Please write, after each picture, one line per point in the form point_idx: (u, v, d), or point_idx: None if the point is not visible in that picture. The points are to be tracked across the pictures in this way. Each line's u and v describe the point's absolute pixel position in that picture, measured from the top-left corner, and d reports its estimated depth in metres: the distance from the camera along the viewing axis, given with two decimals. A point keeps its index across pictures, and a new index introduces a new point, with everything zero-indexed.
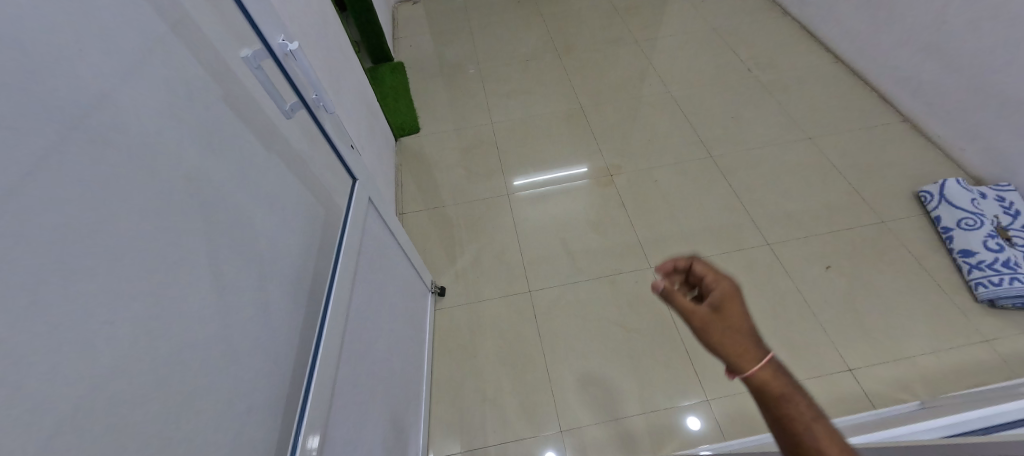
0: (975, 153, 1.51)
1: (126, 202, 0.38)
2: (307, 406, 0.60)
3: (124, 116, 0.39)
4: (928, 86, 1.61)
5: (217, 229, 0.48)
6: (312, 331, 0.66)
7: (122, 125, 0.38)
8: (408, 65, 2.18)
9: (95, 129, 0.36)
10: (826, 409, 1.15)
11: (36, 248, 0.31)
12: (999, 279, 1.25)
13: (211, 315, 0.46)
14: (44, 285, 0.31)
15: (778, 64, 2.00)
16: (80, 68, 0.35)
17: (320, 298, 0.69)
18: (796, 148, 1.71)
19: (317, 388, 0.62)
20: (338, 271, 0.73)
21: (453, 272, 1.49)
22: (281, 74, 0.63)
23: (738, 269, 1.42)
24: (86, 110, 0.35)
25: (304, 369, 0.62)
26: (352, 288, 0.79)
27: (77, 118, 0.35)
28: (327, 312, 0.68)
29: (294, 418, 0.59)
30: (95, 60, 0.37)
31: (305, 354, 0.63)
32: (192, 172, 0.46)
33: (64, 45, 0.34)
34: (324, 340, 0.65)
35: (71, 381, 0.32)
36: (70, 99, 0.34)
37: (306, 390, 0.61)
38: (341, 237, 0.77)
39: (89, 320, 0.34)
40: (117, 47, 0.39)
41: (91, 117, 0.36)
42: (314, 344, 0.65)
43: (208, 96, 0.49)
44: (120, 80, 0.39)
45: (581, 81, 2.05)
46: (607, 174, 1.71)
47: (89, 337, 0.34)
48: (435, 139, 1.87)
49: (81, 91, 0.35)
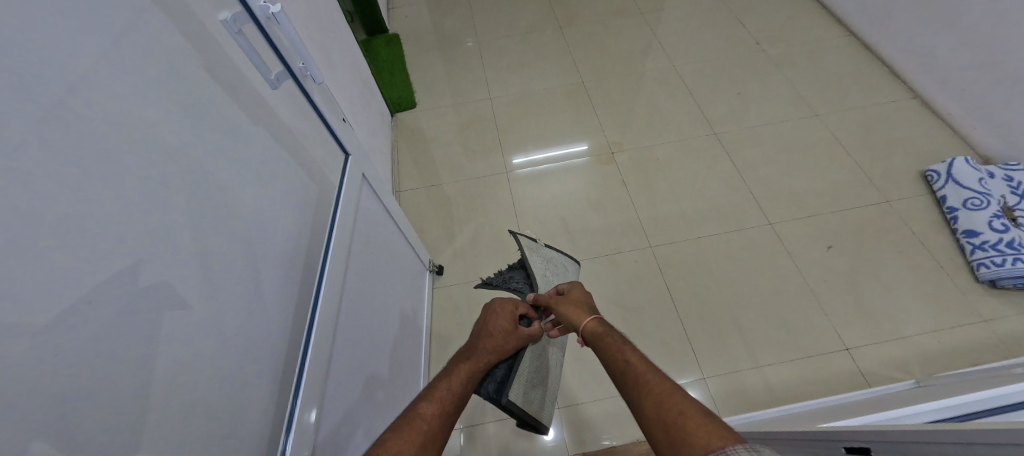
0: (986, 131, 1.48)
1: (100, 188, 0.35)
2: (304, 376, 0.60)
3: (105, 97, 0.36)
4: (942, 62, 1.56)
5: (200, 205, 0.46)
6: (308, 296, 0.66)
7: (101, 106, 0.36)
8: (404, 37, 2.10)
9: (72, 113, 0.34)
10: (822, 387, 1.16)
11: (14, 237, 0.29)
12: (1002, 260, 1.23)
13: (200, 300, 0.45)
14: (18, 275, 0.30)
15: (788, 38, 1.93)
16: (39, 34, 0.32)
17: (317, 258, 0.69)
18: (801, 126, 1.67)
19: (313, 360, 0.63)
20: (335, 234, 0.73)
21: (451, 251, 1.47)
22: (265, 40, 0.59)
23: (738, 249, 1.41)
24: (65, 82, 0.33)
25: (298, 347, 0.61)
26: (348, 258, 0.79)
27: (49, 94, 0.32)
28: (324, 274, 0.69)
29: (291, 388, 0.59)
30: (70, 32, 0.34)
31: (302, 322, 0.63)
32: (175, 146, 0.43)
33: (35, 20, 0.32)
34: (320, 306, 0.66)
35: (41, 371, 0.30)
36: (39, 81, 0.32)
37: (302, 359, 0.61)
38: (337, 197, 0.78)
39: (57, 306, 0.32)
40: (93, 19, 0.36)
41: (67, 103, 0.33)
42: (311, 308, 0.66)
43: (186, 64, 0.46)
44: (86, 48, 0.35)
45: (583, 54, 1.98)
46: (608, 151, 1.68)
47: (57, 322, 0.32)
48: (433, 115, 1.82)
49: (52, 73, 0.32)
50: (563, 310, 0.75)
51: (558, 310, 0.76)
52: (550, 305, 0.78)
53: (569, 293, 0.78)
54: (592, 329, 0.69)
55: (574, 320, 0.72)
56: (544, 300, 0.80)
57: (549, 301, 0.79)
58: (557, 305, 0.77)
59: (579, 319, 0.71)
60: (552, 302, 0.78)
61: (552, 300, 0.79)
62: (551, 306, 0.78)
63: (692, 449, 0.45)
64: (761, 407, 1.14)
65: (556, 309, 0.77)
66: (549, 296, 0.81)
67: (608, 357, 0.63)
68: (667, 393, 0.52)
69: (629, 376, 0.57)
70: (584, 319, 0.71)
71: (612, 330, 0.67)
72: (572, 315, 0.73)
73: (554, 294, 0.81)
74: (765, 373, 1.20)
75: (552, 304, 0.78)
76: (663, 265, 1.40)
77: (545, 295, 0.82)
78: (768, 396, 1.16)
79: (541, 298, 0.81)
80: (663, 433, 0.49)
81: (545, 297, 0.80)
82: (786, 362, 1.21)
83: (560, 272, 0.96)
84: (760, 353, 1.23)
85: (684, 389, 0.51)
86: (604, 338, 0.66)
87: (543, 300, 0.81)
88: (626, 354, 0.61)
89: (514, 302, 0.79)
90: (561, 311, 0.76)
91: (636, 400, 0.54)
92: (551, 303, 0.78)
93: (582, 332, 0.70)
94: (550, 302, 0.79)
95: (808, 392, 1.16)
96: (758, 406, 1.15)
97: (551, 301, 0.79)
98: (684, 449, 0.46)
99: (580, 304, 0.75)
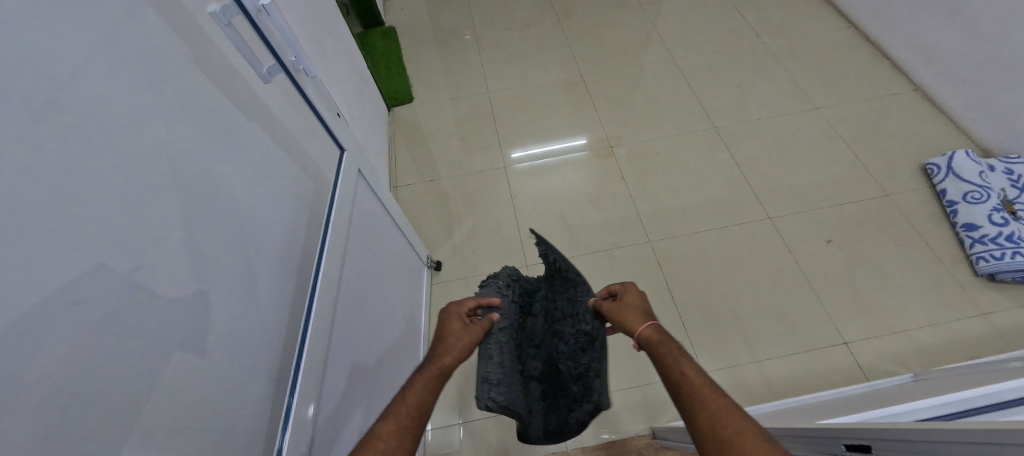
0: (987, 124, 1.47)
1: (92, 185, 0.35)
2: (304, 355, 0.61)
3: (94, 94, 0.35)
4: (943, 54, 1.55)
5: (193, 203, 0.45)
6: (309, 271, 0.67)
7: (90, 103, 0.35)
8: (400, 30, 2.07)
9: (63, 112, 0.33)
10: (820, 380, 1.17)
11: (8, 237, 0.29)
12: (1001, 253, 1.23)
13: (193, 299, 0.44)
14: (12, 276, 0.29)
15: (789, 30, 1.91)
16: (27, 30, 0.31)
17: (317, 232, 0.71)
18: (801, 119, 1.66)
19: (314, 338, 0.63)
20: (335, 208, 0.75)
21: (450, 246, 1.47)
22: (255, 33, 0.57)
23: (738, 244, 1.41)
24: (53, 80, 0.32)
25: (298, 327, 0.62)
26: (348, 232, 0.80)
27: (37, 92, 0.31)
28: (324, 249, 0.70)
29: (291, 369, 0.59)
30: (57, 27, 0.33)
31: (302, 298, 0.64)
32: (164, 139, 0.42)
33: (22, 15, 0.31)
34: (320, 280, 0.67)
35: (31, 372, 0.30)
36: (28, 79, 0.31)
37: (302, 338, 0.62)
38: (338, 170, 0.80)
39: (45, 303, 0.31)
40: (81, 13, 0.35)
41: (56, 101, 0.32)
42: (311, 284, 0.67)
43: (175, 57, 0.44)
44: (74, 42, 0.34)
45: (582, 47, 1.96)
46: (607, 145, 1.66)
47: (46, 323, 0.31)
48: (430, 109, 1.81)
49: (40, 71, 0.31)
50: (616, 315, 0.72)
51: (612, 315, 0.73)
52: (604, 309, 0.75)
53: (624, 297, 0.74)
54: (647, 333, 0.65)
55: (628, 325, 0.69)
56: (598, 304, 0.78)
57: (603, 306, 0.76)
58: (611, 310, 0.73)
59: (634, 325, 0.68)
60: (605, 307, 0.76)
61: (607, 305, 0.76)
62: (605, 310, 0.75)
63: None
64: (760, 401, 1.15)
65: (609, 315, 0.74)
66: (603, 301, 0.78)
67: (663, 365, 0.59)
68: (724, 409, 0.49)
69: (682, 387, 0.55)
70: (640, 326, 0.67)
71: (668, 339, 0.62)
72: (627, 320, 0.69)
73: (608, 299, 0.78)
74: (764, 367, 1.20)
75: (606, 308, 0.75)
76: (662, 260, 1.39)
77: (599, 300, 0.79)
78: (766, 390, 1.16)
79: (596, 302, 0.79)
80: (717, 450, 0.47)
81: (601, 302, 0.78)
82: (784, 356, 1.21)
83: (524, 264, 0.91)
84: (758, 347, 1.23)
85: (742, 408, 0.49)
86: (659, 347, 0.62)
87: (598, 305, 0.78)
88: (682, 365, 0.57)
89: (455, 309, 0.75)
90: (614, 316, 0.72)
91: (692, 414, 0.51)
92: (604, 307, 0.75)
93: (637, 339, 0.66)
94: (603, 306, 0.76)
95: (807, 386, 1.16)
96: (757, 400, 1.15)
97: (604, 305, 0.76)
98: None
99: (636, 307, 0.71)
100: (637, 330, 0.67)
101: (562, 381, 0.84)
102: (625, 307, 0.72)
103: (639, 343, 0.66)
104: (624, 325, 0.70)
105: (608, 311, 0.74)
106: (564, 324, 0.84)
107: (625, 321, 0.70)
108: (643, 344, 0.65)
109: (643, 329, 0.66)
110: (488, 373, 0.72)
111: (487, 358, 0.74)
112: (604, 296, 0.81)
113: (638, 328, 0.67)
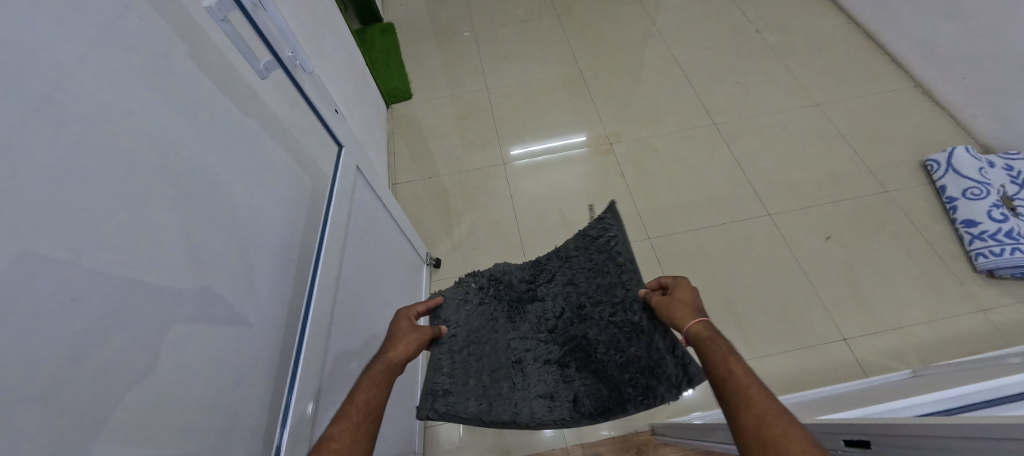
0: (986, 120, 1.47)
1: (89, 181, 0.34)
2: (304, 346, 0.61)
3: (91, 91, 0.35)
4: (943, 50, 1.54)
5: (190, 201, 0.45)
6: (309, 261, 0.67)
7: (86, 100, 0.35)
8: (399, 26, 2.06)
9: (58, 109, 0.32)
10: (819, 377, 1.17)
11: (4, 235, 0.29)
12: (1000, 250, 1.23)
13: (191, 297, 0.44)
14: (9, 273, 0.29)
15: (789, 26, 1.91)
16: (22, 26, 0.31)
17: (317, 220, 0.72)
18: (801, 115, 1.66)
19: (314, 328, 0.64)
20: (335, 195, 0.76)
21: (449, 244, 1.47)
22: (252, 28, 0.57)
23: (738, 240, 1.41)
24: (48, 76, 0.32)
25: (298, 316, 0.63)
26: (348, 222, 0.81)
27: (31, 88, 0.31)
28: (324, 236, 0.70)
29: (291, 360, 0.60)
30: (48, 22, 0.33)
31: (302, 287, 0.65)
32: (159, 135, 0.41)
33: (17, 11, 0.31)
34: (320, 269, 0.67)
35: (27, 370, 0.29)
36: (22, 75, 0.30)
37: (303, 327, 0.63)
38: (338, 158, 0.81)
39: (40, 301, 0.31)
40: (74, 9, 0.35)
41: (49, 98, 0.32)
42: (311, 274, 0.67)
43: (171, 52, 0.44)
44: (69, 37, 0.34)
45: (581, 43, 1.95)
46: (606, 141, 1.66)
47: (41, 320, 0.31)
48: (429, 106, 1.80)
49: (33, 67, 0.31)
50: (663, 307, 0.71)
51: (659, 307, 0.72)
52: (653, 300, 0.74)
53: (674, 291, 0.71)
54: (695, 330, 0.64)
55: (676, 320, 0.68)
56: (648, 293, 0.77)
57: (651, 297, 0.75)
58: (660, 302, 0.72)
59: (683, 319, 0.67)
60: (653, 298, 0.74)
61: (656, 296, 0.74)
62: (652, 300, 0.74)
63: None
64: None
65: (656, 306, 0.73)
66: (652, 292, 0.77)
67: (710, 362, 0.60)
68: (770, 411, 0.50)
69: (729, 384, 0.55)
70: (688, 321, 0.66)
71: (718, 337, 0.62)
72: (676, 314, 0.68)
73: (657, 289, 0.77)
74: (763, 364, 1.20)
75: (654, 299, 0.74)
76: (661, 257, 1.39)
77: (649, 290, 0.78)
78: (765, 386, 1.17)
79: (645, 291, 0.78)
80: (761, 448, 0.48)
81: (649, 293, 0.77)
82: (783, 353, 1.21)
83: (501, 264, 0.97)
84: (757, 343, 1.23)
85: (795, 417, 0.49)
86: (708, 344, 0.62)
87: (647, 294, 0.77)
88: (730, 365, 0.57)
89: (404, 314, 0.78)
90: (662, 309, 0.71)
91: (733, 410, 0.53)
92: (653, 298, 0.74)
93: (685, 334, 0.66)
94: (651, 298, 0.75)
95: (806, 383, 1.16)
96: None
97: (652, 296, 0.75)
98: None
99: (688, 300, 0.70)
100: (685, 325, 0.66)
101: (606, 369, 0.77)
102: (678, 299, 0.70)
103: (686, 339, 0.66)
104: (671, 318, 0.69)
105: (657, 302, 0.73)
106: (597, 309, 0.83)
107: (673, 314, 0.69)
108: (690, 340, 0.65)
109: (692, 326, 0.65)
110: (435, 384, 0.76)
111: (435, 370, 0.78)
112: (654, 286, 0.79)
113: (685, 324, 0.66)
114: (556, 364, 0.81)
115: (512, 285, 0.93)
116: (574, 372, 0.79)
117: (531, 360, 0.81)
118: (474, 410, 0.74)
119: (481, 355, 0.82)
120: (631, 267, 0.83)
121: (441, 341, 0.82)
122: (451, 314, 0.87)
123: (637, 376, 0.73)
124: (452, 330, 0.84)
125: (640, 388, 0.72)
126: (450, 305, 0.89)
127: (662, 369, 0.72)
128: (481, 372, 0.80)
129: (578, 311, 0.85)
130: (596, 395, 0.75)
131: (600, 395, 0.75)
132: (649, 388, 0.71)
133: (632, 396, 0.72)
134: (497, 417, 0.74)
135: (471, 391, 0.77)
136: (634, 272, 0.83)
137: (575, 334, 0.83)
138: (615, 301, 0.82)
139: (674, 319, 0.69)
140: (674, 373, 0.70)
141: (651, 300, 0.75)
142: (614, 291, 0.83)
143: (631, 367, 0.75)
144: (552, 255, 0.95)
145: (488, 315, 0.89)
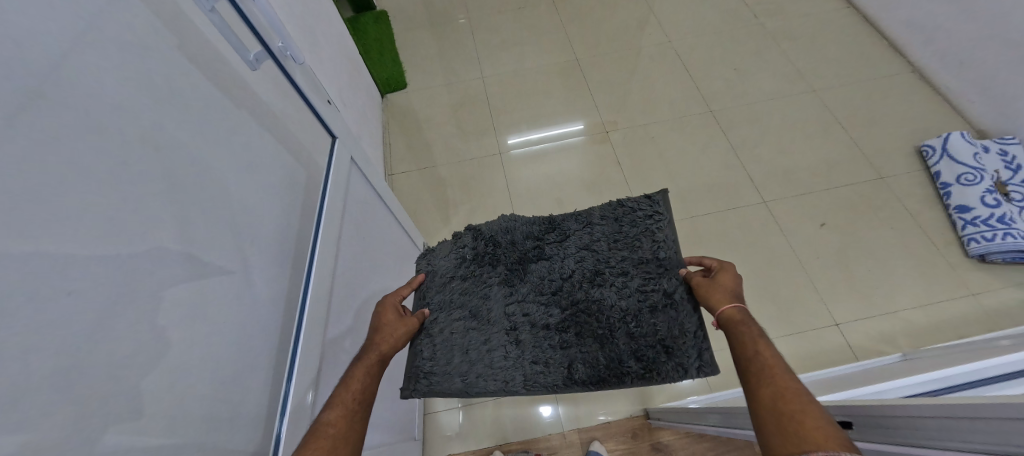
0: (983, 105, 1.46)
1: (84, 177, 0.35)
2: (304, 322, 0.63)
3: (81, 88, 0.35)
4: (940, 34, 1.53)
5: (184, 195, 0.45)
6: (309, 235, 0.70)
7: (76, 99, 0.35)
8: (392, 14, 2.03)
9: (47, 108, 0.32)
10: (811, 362, 1.19)
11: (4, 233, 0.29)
12: (992, 234, 1.24)
13: (189, 290, 0.44)
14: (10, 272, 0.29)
15: (787, 10, 1.89)
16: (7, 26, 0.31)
17: (315, 199, 0.73)
18: (798, 102, 1.65)
19: (314, 302, 0.66)
20: (331, 175, 0.77)
21: (446, 233, 1.47)
22: (239, 17, 0.56)
23: (734, 228, 1.41)
24: (34, 75, 0.32)
25: (297, 294, 0.64)
26: (344, 206, 0.82)
27: (22, 88, 0.31)
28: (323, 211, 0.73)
29: (291, 336, 0.61)
30: (35, 21, 0.33)
31: (301, 264, 0.66)
32: (151, 131, 0.41)
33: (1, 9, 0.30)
34: (320, 243, 0.70)
35: (16, 366, 0.30)
36: (11, 75, 0.30)
37: (303, 302, 0.65)
38: (333, 145, 0.81)
39: (27, 301, 0.30)
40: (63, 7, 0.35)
41: (38, 97, 0.32)
42: (311, 251, 0.69)
43: (158, 44, 0.43)
44: (62, 40, 0.34)
45: (578, 29, 1.93)
46: (603, 130, 1.65)
47: (28, 317, 0.31)
48: (424, 95, 1.79)
49: (22, 67, 0.31)
50: (702, 289, 0.73)
51: (700, 286, 0.74)
52: (697, 279, 0.76)
53: (718, 275, 0.73)
54: (728, 311, 0.66)
55: (711, 303, 0.70)
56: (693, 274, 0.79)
57: (694, 278, 0.77)
58: (701, 282, 0.74)
59: (718, 303, 0.68)
60: (696, 279, 0.76)
61: (699, 277, 0.76)
62: (695, 281, 0.77)
63: (805, 441, 0.45)
64: None
65: (697, 287, 0.75)
66: (698, 273, 0.79)
67: (738, 344, 0.61)
68: (791, 390, 0.51)
69: (756, 363, 0.56)
70: (722, 305, 0.68)
71: (750, 320, 0.63)
72: (713, 295, 0.70)
73: (702, 272, 0.79)
74: None
75: (697, 278, 0.76)
76: None
77: (696, 272, 0.79)
78: None
79: (692, 272, 0.80)
80: (777, 420, 0.49)
81: (695, 274, 0.79)
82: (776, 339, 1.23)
83: (499, 224, 0.94)
84: None
85: (811, 393, 0.50)
86: (738, 326, 0.62)
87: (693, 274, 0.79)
88: (759, 346, 0.58)
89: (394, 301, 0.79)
90: (700, 290, 0.74)
91: (754, 388, 0.54)
92: (697, 278, 0.76)
93: (716, 317, 0.67)
94: (694, 278, 0.77)
95: (799, 367, 1.18)
96: None
97: (696, 276, 0.77)
98: (796, 441, 0.46)
99: (729, 282, 0.71)
100: (718, 306, 0.68)
101: (612, 338, 0.79)
102: (720, 281, 0.72)
103: (716, 320, 0.67)
104: (709, 301, 0.71)
105: (698, 283, 0.75)
106: (617, 278, 0.84)
107: (711, 294, 0.71)
108: (719, 322, 0.66)
109: (723, 309, 0.66)
110: (417, 367, 0.81)
111: (417, 354, 0.83)
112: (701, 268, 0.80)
113: (719, 306, 0.68)
114: (555, 329, 0.82)
115: (511, 246, 0.91)
116: (572, 338, 0.81)
117: (532, 324, 0.83)
118: (459, 385, 0.80)
119: (466, 332, 0.84)
120: (674, 244, 0.85)
121: (426, 329, 0.84)
122: (436, 292, 0.88)
123: (647, 348, 0.78)
124: (435, 313, 0.86)
125: (646, 360, 0.77)
126: (435, 282, 0.90)
127: (680, 346, 0.77)
128: (468, 348, 0.82)
129: (591, 277, 0.85)
130: (593, 363, 0.78)
131: (598, 364, 0.78)
132: (655, 362, 0.76)
133: (632, 365, 0.77)
134: (482, 388, 0.79)
135: (453, 370, 0.81)
136: (673, 250, 0.85)
137: (580, 299, 0.84)
138: (642, 275, 0.84)
139: (710, 301, 0.70)
140: (693, 355, 0.76)
141: (695, 279, 0.77)
142: (641, 265, 0.85)
143: (642, 339, 0.78)
144: (571, 216, 0.93)
145: (478, 281, 0.89)
